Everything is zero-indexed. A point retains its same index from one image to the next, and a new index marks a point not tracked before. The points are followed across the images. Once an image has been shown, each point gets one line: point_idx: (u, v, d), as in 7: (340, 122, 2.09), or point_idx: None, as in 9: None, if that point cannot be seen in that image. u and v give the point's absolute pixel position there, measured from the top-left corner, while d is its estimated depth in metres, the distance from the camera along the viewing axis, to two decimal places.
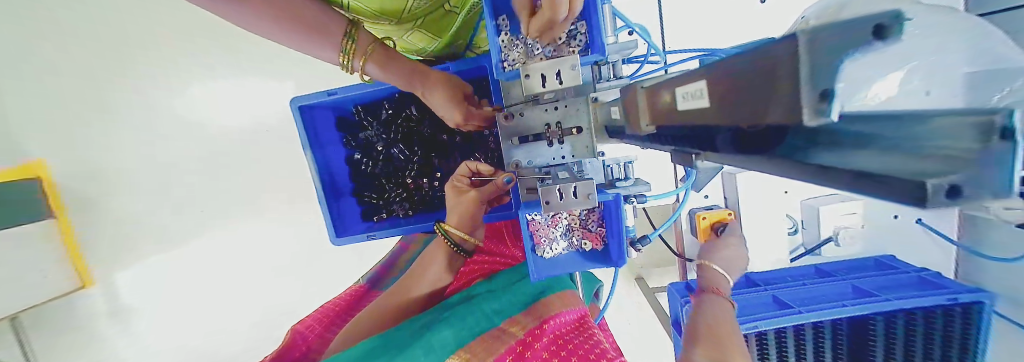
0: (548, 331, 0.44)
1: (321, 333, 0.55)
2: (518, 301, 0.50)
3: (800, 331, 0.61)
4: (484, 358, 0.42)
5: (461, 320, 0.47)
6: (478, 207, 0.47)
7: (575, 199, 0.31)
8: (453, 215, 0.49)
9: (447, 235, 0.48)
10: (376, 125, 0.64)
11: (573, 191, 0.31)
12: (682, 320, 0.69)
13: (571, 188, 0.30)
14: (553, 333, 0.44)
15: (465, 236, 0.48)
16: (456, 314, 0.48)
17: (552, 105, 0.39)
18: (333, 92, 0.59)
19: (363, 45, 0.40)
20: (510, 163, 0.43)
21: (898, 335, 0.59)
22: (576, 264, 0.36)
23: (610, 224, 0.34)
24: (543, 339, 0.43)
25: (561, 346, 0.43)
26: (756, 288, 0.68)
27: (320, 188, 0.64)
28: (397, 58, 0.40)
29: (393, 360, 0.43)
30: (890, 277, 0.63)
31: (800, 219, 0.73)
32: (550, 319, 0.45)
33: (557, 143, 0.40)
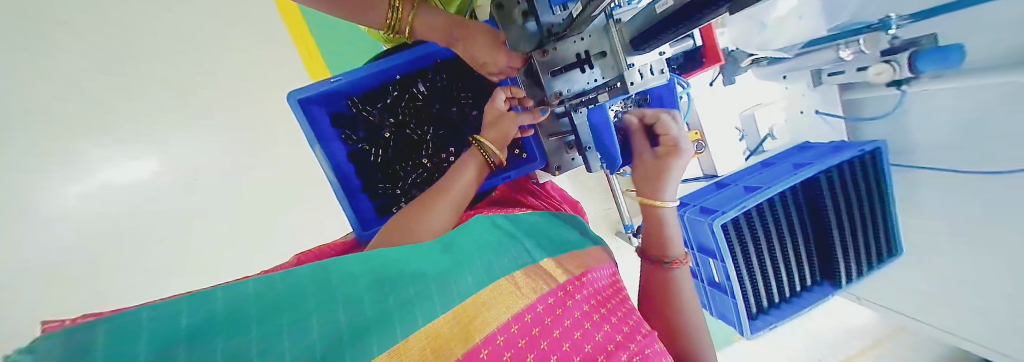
0: (587, 283, 0.48)
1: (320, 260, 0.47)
2: (555, 247, 0.54)
3: (773, 203, 0.76)
4: (526, 293, 0.41)
5: (499, 256, 0.47)
6: (517, 125, 0.57)
7: (652, 77, 0.46)
8: (488, 133, 0.58)
9: (481, 145, 0.57)
10: (380, 111, 0.65)
11: (650, 70, 0.45)
12: (685, 226, 0.83)
13: (650, 67, 0.45)
14: (591, 288, 0.48)
15: (496, 150, 0.58)
16: (494, 249, 0.48)
17: (578, 36, 0.46)
18: (335, 78, 0.58)
19: (409, 4, 0.50)
20: (552, 93, 0.49)
21: (841, 189, 0.75)
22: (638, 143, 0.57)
23: (648, 107, 0.61)
24: (582, 291, 0.46)
25: (598, 303, 0.46)
26: (729, 187, 0.84)
27: (335, 185, 0.60)
28: (438, 14, 0.51)
29: (427, 280, 0.37)
30: (816, 152, 0.83)
31: (741, 129, 0.90)
32: (589, 271, 0.50)
33: (588, 68, 0.47)
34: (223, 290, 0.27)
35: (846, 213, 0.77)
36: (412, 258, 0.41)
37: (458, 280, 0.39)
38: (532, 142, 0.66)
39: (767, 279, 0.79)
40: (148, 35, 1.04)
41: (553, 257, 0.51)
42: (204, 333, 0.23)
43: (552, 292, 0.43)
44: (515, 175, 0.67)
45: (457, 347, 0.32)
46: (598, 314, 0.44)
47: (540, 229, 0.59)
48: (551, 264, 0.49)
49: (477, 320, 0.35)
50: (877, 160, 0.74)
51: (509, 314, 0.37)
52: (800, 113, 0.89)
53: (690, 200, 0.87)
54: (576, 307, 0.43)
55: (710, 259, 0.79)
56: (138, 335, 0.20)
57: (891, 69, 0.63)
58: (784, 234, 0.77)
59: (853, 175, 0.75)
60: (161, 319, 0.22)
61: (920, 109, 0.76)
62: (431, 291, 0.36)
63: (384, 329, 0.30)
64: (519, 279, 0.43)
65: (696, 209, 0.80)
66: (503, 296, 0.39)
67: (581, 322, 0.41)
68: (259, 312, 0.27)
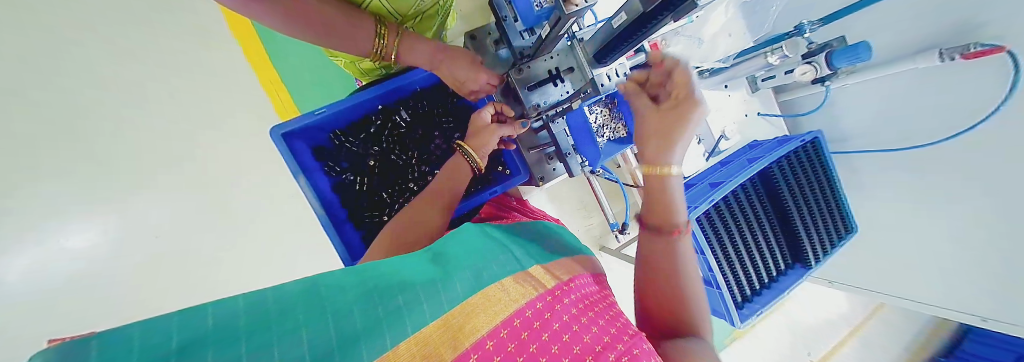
0: (574, 289, 0.46)
1: None
2: (544, 256, 0.54)
3: (739, 193, 0.83)
4: (517, 295, 0.41)
5: (488, 262, 0.47)
6: (497, 137, 0.60)
7: (620, 80, 0.52)
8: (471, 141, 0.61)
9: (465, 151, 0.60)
10: (363, 141, 0.67)
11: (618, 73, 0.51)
12: None
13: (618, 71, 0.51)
14: (581, 291, 0.46)
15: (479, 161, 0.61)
16: (482, 257, 0.48)
17: (547, 56, 0.52)
18: (318, 111, 0.59)
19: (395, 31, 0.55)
20: (530, 106, 0.54)
21: (793, 178, 0.84)
22: (617, 148, 0.61)
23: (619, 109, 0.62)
24: (570, 295, 0.44)
25: (585, 306, 0.43)
26: (695, 186, 0.89)
27: (323, 215, 0.60)
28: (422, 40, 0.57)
29: (413, 290, 0.37)
30: (766, 145, 0.92)
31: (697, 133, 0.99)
32: (576, 277, 0.49)
33: (560, 82, 0.53)
34: (211, 306, 0.26)
35: (802, 198, 0.85)
36: (399, 271, 0.41)
37: (447, 289, 0.39)
38: (514, 156, 0.68)
39: (745, 269, 0.83)
40: (122, 111, 1.09)
41: (543, 265, 0.50)
42: (196, 346, 0.23)
43: (540, 297, 0.41)
44: (501, 190, 0.68)
45: (445, 352, 0.31)
46: (586, 316, 0.41)
47: (529, 238, 0.59)
48: (540, 271, 0.48)
49: (466, 326, 0.34)
50: (818, 147, 0.85)
51: (498, 319, 0.36)
52: (745, 115, 1.00)
53: None
54: (564, 311, 0.40)
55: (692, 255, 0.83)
56: (133, 347, 0.20)
57: (814, 69, 0.75)
58: (753, 223, 0.84)
59: (801, 164, 0.85)
60: (156, 331, 0.22)
61: (848, 99, 0.89)
62: (419, 300, 0.36)
63: (372, 339, 0.30)
64: (508, 284, 0.43)
65: None
66: (493, 301, 0.39)
67: (569, 323, 0.38)
68: (251, 329, 0.26)
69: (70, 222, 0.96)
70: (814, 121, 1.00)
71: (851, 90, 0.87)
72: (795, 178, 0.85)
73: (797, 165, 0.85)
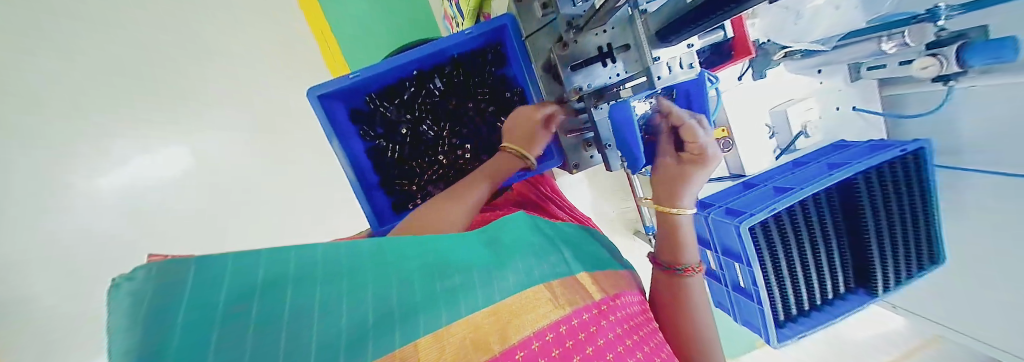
0: (622, 307, 0.42)
1: None
2: (591, 261, 0.50)
3: (806, 205, 0.71)
4: (569, 299, 0.37)
5: (541, 259, 0.43)
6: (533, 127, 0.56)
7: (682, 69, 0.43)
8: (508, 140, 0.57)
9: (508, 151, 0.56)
10: (397, 109, 0.65)
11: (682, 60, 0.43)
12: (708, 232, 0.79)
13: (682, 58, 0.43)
14: (628, 309, 0.42)
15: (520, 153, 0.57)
16: (536, 251, 0.44)
17: (601, 29, 0.44)
18: (352, 75, 0.58)
19: None
20: (572, 88, 0.48)
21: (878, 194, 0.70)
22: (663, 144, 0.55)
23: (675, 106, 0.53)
24: (617, 312, 0.40)
25: (632, 329, 0.39)
26: (757, 188, 0.77)
27: (353, 181, 0.61)
28: None
29: (467, 270, 0.35)
30: (852, 151, 0.77)
31: (771, 125, 0.84)
32: (623, 295, 0.45)
33: (611, 63, 0.46)
34: (296, 249, 0.28)
35: (886, 217, 0.71)
36: (459, 243, 0.39)
37: (502, 277, 0.36)
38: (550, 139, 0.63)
39: (797, 288, 0.74)
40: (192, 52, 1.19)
41: (592, 272, 0.47)
42: (273, 291, 0.25)
43: (587, 308, 0.37)
44: (531, 173, 0.64)
45: (495, 343, 0.29)
46: (632, 341, 0.37)
47: (575, 241, 0.55)
48: (587, 279, 0.44)
49: (516, 320, 0.32)
50: (919, 160, 0.68)
51: (546, 321, 0.33)
52: (836, 109, 0.84)
53: (713, 201, 0.80)
54: (609, 329, 0.37)
55: (734, 264, 0.72)
56: (221, 279, 0.23)
57: (938, 64, 0.57)
58: (818, 242, 0.72)
59: (891, 179, 0.70)
60: (241, 268, 0.24)
61: (972, 106, 0.69)
62: (475, 282, 0.34)
63: (429, 312, 0.28)
64: (557, 287, 0.39)
65: (719, 206, 0.76)
66: (543, 301, 0.35)
67: (614, 344, 0.35)
68: (323, 277, 0.27)
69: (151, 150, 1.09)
70: (920, 128, 0.81)
71: (979, 93, 0.67)
72: (879, 192, 0.70)
73: (881, 179, 0.70)
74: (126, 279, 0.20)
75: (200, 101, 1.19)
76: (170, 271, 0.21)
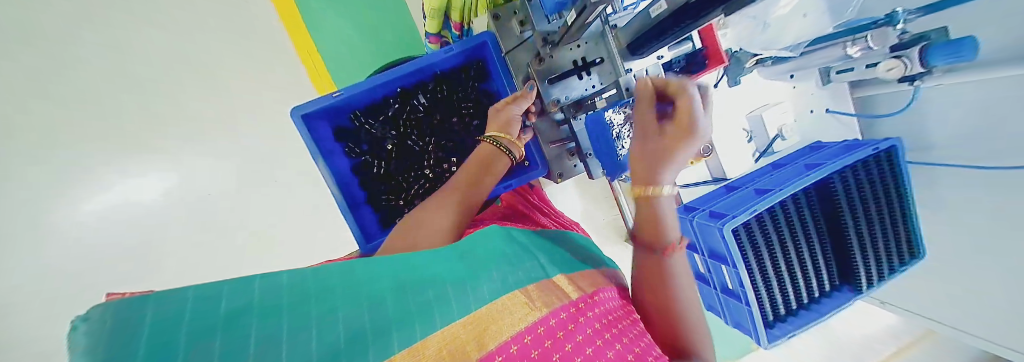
0: (601, 303, 0.42)
1: None
2: (567, 265, 0.51)
3: (786, 206, 0.73)
4: (547, 301, 0.38)
5: (515, 268, 0.44)
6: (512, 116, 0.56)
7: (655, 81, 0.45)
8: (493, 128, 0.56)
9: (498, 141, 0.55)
10: (382, 125, 0.66)
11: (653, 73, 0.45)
12: (693, 237, 0.80)
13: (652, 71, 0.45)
14: (608, 306, 0.42)
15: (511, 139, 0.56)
16: (508, 262, 0.46)
17: (574, 44, 0.46)
18: (336, 94, 0.59)
19: None
20: (550, 100, 0.49)
21: (854, 191, 0.73)
22: None
23: None
24: (596, 309, 0.40)
25: (610, 323, 0.39)
26: (738, 190, 0.79)
27: (339, 197, 0.61)
28: None
29: (439, 286, 0.36)
30: (827, 152, 0.80)
31: (749, 129, 0.86)
32: (601, 291, 0.44)
33: (586, 75, 0.47)
34: (260, 280, 0.28)
35: (862, 214, 0.73)
36: (429, 262, 0.40)
37: (474, 289, 0.37)
38: (534, 149, 0.64)
39: (784, 287, 0.75)
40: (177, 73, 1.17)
41: (569, 275, 0.47)
42: (239, 321, 0.24)
43: (564, 308, 0.38)
44: (517, 183, 0.65)
45: (472, 350, 0.29)
46: (611, 334, 0.37)
47: (554, 246, 0.56)
48: (564, 282, 0.45)
49: (491, 328, 0.32)
50: (892, 159, 0.71)
51: (522, 326, 0.33)
52: (810, 112, 0.87)
53: (698, 204, 0.81)
54: (587, 325, 0.37)
55: (721, 267, 0.73)
56: (183, 316, 0.22)
57: (903, 65, 0.61)
58: (800, 241, 0.73)
59: (866, 177, 0.72)
60: (203, 300, 0.24)
61: (939, 104, 0.73)
62: (447, 296, 0.35)
63: (402, 330, 0.29)
64: (532, 291, 0.40)
65: (702, 210, 0.77)
66: (519, 305, 0.36)
67: (592, 339, 0.35)
68: (290, 304, 0.28)
69: (130, 173, 1.07)
70: (890, 126, 0.84)
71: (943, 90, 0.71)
72: (856, 188, 0.73)
73: (856, 177, 0.73)
74: (79, 323, 0.18)
75: (176, 120, 1.14)
76: (120, 309, 0.20)
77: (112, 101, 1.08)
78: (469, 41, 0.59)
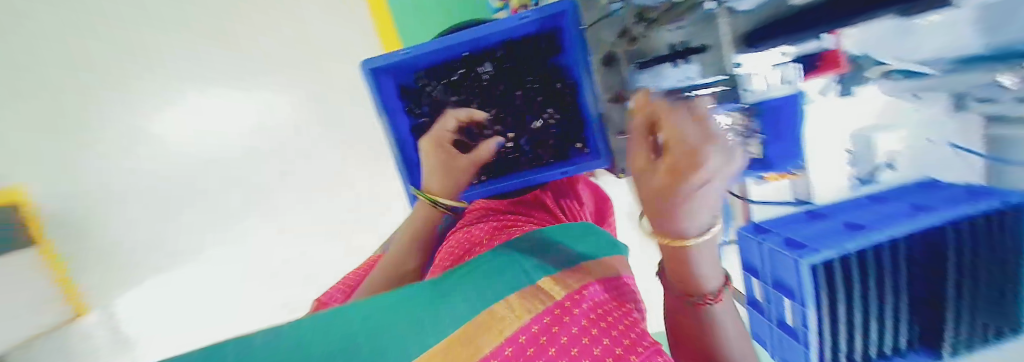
0: (589, 298, 0.38)
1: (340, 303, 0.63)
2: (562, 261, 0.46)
3: (880, 253, 0.61)
4: (525, 310, 0.35)
5: (495, 280, 0.41)
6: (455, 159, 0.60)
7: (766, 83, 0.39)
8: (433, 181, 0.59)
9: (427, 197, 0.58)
10: (444, 89, 0.64)
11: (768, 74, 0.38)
12: (755, 260, 0.73)
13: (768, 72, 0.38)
14: (595, 300, 0.38)
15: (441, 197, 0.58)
16: (492, 276, 0.42)
17: (677, 25, 0.40)
18: (404, 52, 0.57)
19: None
20: (637, 87, 0.46)
21: (977, 247, 0.59)
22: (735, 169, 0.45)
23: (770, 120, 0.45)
24: (583, 304, 0.36)
25: (599, 317, 0.35)
26: (823, 220, 0.69)
27: (398, 156, 0.64)
28: None
29: (414, 315, 0.34)
30: (942, 193, 0.66)
31: (851, 150, 0.75)
32: (591, 284, 0.40)
33: (683, 63, 0.42)
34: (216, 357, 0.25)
35: (973, 276, 0.61)
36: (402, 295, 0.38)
37: (450, 308, 0.35)
38: (599, 137, 0.59)
39: (853, 336, 0.65)
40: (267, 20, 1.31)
41: (555, 274, 0.43)
42: None
43: (547, 311, 0.35)
44: (574, 171, 0.62)
45: None
46: (597, 328, 0.33)
47: (552, 238, 0.53)
48: (549, 283, 0.41)
49: (471, 346, 0.31)
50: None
51: (502, 338, 0.31)
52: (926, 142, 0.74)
53: (771, 227, 0.72)
54: (573, 323, 0.34)
55: (785, 300, 0.65)
56: None
57: None
58: (883, 290, 0.63)
59: (991, 233, 0.58)
60: None
61: None
62: (422, 323, 0.32)
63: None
64: (513, 300, 0.37)
65: (776, 232, 0.69)
66: (495, 322, 0.33)
67: (577, 335, 0.32)
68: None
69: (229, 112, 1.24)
70: None
71: None
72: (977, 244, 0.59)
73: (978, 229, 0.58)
74: None
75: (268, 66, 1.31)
76: None
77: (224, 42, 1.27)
78: (546, 9, 0.52)
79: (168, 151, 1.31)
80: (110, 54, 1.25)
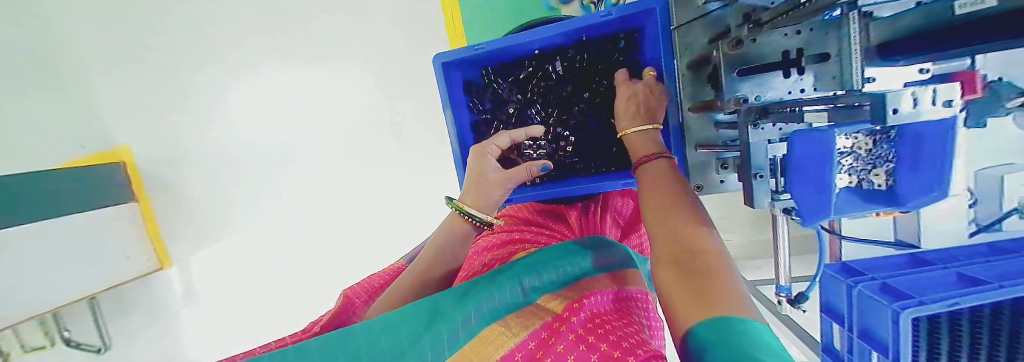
0: (586, 307, 0.40)
1: (365, 301, 0.64)
2: (563, 283, 0.51)
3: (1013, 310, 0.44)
4: (521, 326, 0.40)
5: (495, 295, 0.47)
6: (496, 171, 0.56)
7: (928, 108, 0.29)
8: (468, 196, 0.57)
9: (462, 210, 0.55)
10: (511, 87, 0.63)
11: (931, 96, 0.29)
12: (841, 311, 0.60)
13: (929, 93, 0.29)
14: (597, 311, 0.40)
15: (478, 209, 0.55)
16: (494, 290, 0.48)
17: (793, 28, 0.36)
18: (479, 47, 0.57)
19: None
20: (732, 98, 0.41)
21: None
22: (856, 205, 0.39)
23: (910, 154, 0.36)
24: (580, 315, 0.39)
25: (596, 325, 0.37)
26: (932, 268, 0.55)
27: (457, 150, 0.64)
28: None
29: (423, 333, 0.40)
30: None
31: (971, 190, 0.63)
32: (591, 295, 0.44)
33: (796, 73, 0.38)
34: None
35: None
36: (417, 310, 0.44)
37: (453, 323, 0.41)
38: (672, 148, 0.54)
39: None
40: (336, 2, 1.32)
41: (557, 294, 0.48)
42: None
43: (542, 328, 0.39)
44: None
45: None
46: (595, 337, 0.34)
47: (553, 260, 0.56)
48: (552, 303, 0.45)
49: (476, 354, 0.36)
50: None
51: (503, 351, 0.36)
52: None
53: (861, 269, 0.59)
54: (570, 331, 0.36)
55: (875, 357, 0.51)
56: None
57: None
58: None
59: None
60: None
61: None
62: (431, 335, 0.39)
63: None
64: (512, 319, 0.42)
65: (871, 277, 0.56)
66: (492, 336, 0.38)
67: (575, 346, 0.34)
68: None
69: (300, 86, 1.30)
70: None
71: None
72: None
73: None
74: None
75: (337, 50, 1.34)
76: None
77: (298, 27, 1.33)
78: (632, 9, 0.51)
79: (235, 124, 1.39)
80: (198, 27, 1.33)
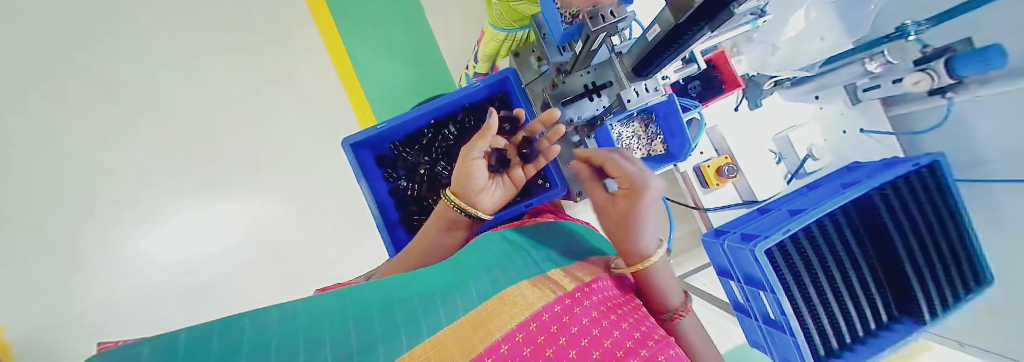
0: (597, 291, 0.42)
1: None
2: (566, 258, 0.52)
3: (822, 226, 0.68)
4: (536, 297, 0.39)
5: (504, 269, 0.47)
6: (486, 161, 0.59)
7: (648, 95, 0.47)
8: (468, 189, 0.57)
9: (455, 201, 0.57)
10: (417, 152, 0.73)
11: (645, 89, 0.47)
12: (727, 264, 0.77)
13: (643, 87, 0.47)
14: (604, 294, 0.43)
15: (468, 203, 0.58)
16: (500, 264, 0.48)
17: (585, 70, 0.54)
18: (379, 126, 0.68)
19: None
20: (564, 120, 0.55)
21: (900, 208, 0.67)
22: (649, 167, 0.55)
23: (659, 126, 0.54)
24: (593, 297, 0.41)
25: (609, 307, 0.40)
26: (770, 211, 0.75)
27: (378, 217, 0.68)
28: None
29: (429, 307, 0.37)
30: (864, 168, 0.76)
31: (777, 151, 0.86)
32: (599, 278, 0.45)
33: (596, 97, 0.54)
34: (256, 316, 0.30)
35: (914, 236, 0.67)
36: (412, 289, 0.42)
37: (462, 296, 0.39)
38: (554, 171, 0.67)
39: (844, 316, 0.65)
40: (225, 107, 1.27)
41: (564, 268, 0.48)
42: (258, 343, 0.26)
43: (558, 300, 0.38)
44: (537, 202, 0.68)
45: (476, 343, 0.31)
46: (609, 321, 0.37)
47: (543, 238, 0.59)
48: (560, 275, 0.46)
49: (485, 328, 0.33)
50: (937, 171, 0.68)
51: (514, 323, 0.34)
52: (842, 132, 0.85)
53: (728, 228, 0.77)
54: (585, 313, 0.37)
55: (759, 293, 0.68)
56: (177, 348, 0.23)
57: (930, 77, 0.61)
58: (848, 269, 0.66)
59: (914, 193, 0.68)
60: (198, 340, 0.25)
61: (984, 115, 0.70)
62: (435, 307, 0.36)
63: (390, 342, 0.30)
64: (524, 288, 0.42)
65: (733, 231, 0.75)
66: (508, 305, 0.37)
67: (588, 328, 0.35)
68: (281, 334, 0.28)
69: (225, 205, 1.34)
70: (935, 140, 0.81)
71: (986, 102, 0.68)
72: (898, 203, 0.68)
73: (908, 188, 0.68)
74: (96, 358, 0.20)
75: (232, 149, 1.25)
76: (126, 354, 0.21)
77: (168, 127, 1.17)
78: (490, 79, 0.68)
79: None
80: None
